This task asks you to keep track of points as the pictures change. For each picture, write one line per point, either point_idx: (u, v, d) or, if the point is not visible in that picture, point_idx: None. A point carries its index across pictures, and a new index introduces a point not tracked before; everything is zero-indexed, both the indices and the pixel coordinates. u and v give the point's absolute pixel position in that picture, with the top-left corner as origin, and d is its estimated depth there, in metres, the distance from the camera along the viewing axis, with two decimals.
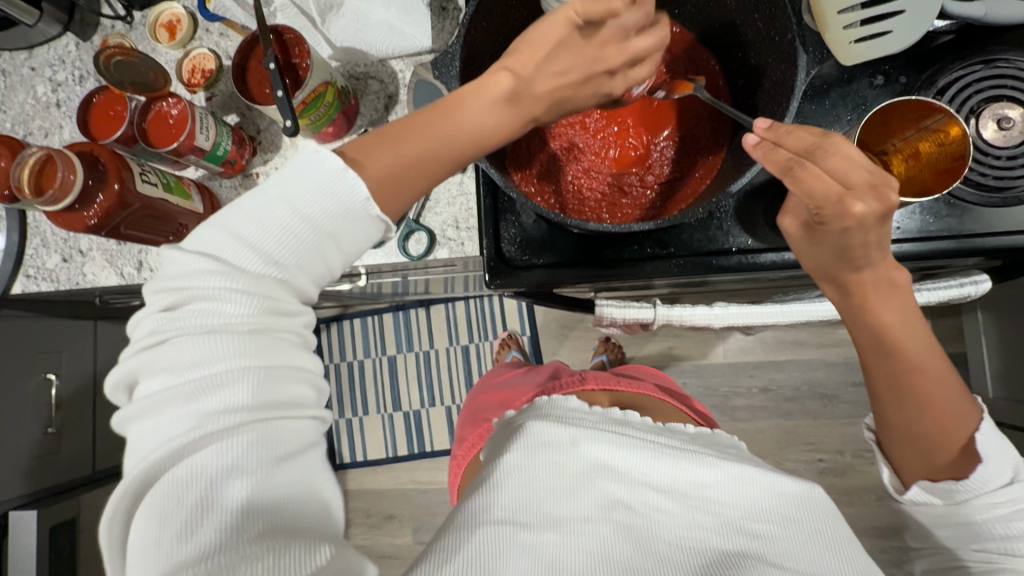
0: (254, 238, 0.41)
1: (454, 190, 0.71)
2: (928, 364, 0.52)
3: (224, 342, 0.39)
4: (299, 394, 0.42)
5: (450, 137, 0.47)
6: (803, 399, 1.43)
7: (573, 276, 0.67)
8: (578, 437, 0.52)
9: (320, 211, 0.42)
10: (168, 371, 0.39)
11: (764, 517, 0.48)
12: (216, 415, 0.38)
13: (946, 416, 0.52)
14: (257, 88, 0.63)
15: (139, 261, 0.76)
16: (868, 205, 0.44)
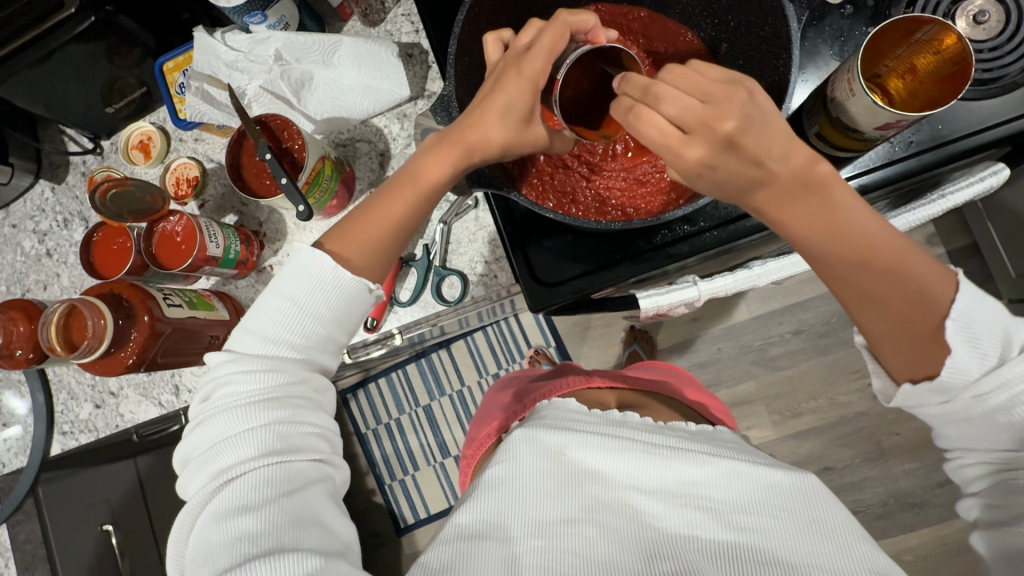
0: (260, 326, 0.49)
1: (471, 228, 0.70)
2: (877, 245, 0.47)
3: (235, 411, 0.46)
4: (303, 441, 0.48)
5: (404, 199, 0.54)
6: (836, 332, 1.45)
7: (559, 298, 0.67)
8: (565, 444, 0.51)
9: (307, 299, 0.49)
10: (200, 437, 0.47)
11: (754, 509, 0.46)
12: (235, 466, 0.46)
13: (908, 296, 0.46)
14: (257, 179, 0.62)
15: (175, 386, 0.74)
16: (733, 123, 0.45)
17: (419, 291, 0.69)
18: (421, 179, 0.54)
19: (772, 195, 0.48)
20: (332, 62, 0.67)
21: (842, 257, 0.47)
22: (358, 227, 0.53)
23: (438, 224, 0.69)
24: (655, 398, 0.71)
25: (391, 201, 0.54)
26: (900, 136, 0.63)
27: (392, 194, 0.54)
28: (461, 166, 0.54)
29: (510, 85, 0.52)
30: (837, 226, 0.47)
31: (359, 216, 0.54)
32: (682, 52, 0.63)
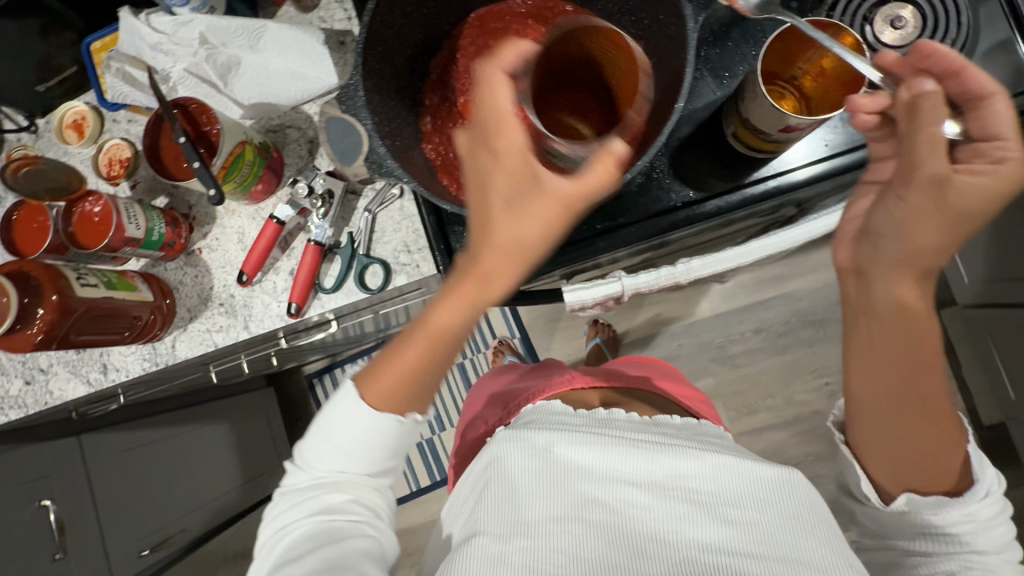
0: (311, 444, 0.59)
1: (396, 217, 0.70)
2: (931, 395, 0.52)
3: (303, 482, 0.60)
4: (344, 507, 0.57)
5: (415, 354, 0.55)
6: (795, 330, 1.48)
7: (530, 271, 0.67)
8: (552, 442, 0.58)
9: (337, 432, 0.57)
10: (272, 526, 0.59)
11: (741, 502, 0.54)
12: (296, 526, 0.57)
13: (931, 419, 0.52)
14: (176, 165, 0.62)
15: (103, 364, 0.74)
16: (979, 200, 0.46)
17: (342, 279, 0.69)
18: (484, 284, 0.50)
19: (858, 302, 0.52)
20: (259, 47, 0.67)
21: (898, 375, 0.52)
22: (396, 380, 0.56)
23: (363, 213, 0.69)
24: (634, 390, 0.75)
25: (425, 347, 0.55)
26: (809, 141, 0.65)
27: (409, 343, 0.55)
28: (477, 302, 0.50)
29: (500, 168, 0.47)
30: (920, 343, 0.51)
31: (394, 363, 0.56)
32: (604, 48, 0.64)
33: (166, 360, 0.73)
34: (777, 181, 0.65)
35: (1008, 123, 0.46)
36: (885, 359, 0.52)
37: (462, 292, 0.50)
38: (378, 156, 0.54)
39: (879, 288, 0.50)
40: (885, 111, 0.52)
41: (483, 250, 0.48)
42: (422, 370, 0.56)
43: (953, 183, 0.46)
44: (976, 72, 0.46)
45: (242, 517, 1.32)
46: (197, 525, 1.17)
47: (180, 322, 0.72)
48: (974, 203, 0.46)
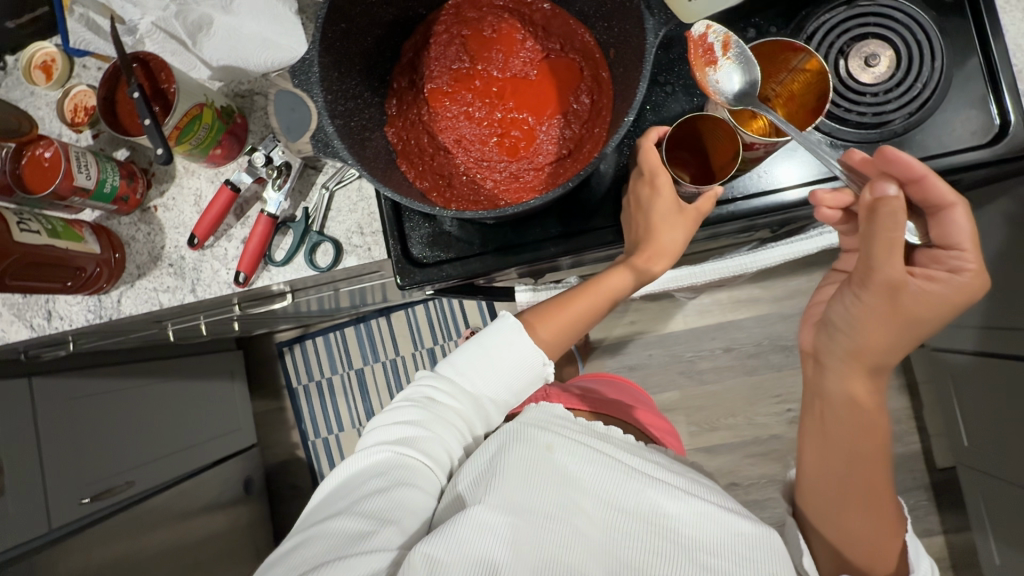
0: (460, 363, 0.63)
1: (353, 197, 0.69)
2: (877, 484, 0.59)
3: (396, 412, 0.63)
4: (422, 444, 0.60)
5: (563, 334, 0.65)
6: (766, 353, 1.50)
7: (478, 268, 0.67)
8: (554, 445, 0.61)
9: (473, 366, 0.63)
10: (376, 426, 0.63)
11: (719, 551, 0.56)
12: (374, 448, 0.60)
13: (872, 507, 0.59)
14: (129, 118, 0.62)
15: (47, 311, 0.74)
16: (934, 311, 0.52)
17: (292, 254, 0.69)
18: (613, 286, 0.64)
19: (820, 371, 0.60)
20: (231, 9, 0.65)
21: (846, 462, 0.59)
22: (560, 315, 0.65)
23: (320, 190, 0.69)
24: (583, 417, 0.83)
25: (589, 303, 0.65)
26: (770, 169, 0.64)
27: (585, 292, 0.65)
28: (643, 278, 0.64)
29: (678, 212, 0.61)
30: (870, 433, 0.59)
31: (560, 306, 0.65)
32: (577, 51, 0.63)
33: (111, 314, 0.73)
34: (770, 200, 0.63)
35: (968, 237, 0.51)
36: (835, 437, 0.59)
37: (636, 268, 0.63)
38: (324, 134, 0.53)
39: (834, 359, 0.58)
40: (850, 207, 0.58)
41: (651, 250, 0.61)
42: (578, 324, 0.65)
43: (907, 288, 0.51)
44: (934, 183, 0.50)
45: (193, 476, 1.33)
46: (144, 480, 1.18)
47: (128, 278, 0.72)
48: (930, 309, 0.52)
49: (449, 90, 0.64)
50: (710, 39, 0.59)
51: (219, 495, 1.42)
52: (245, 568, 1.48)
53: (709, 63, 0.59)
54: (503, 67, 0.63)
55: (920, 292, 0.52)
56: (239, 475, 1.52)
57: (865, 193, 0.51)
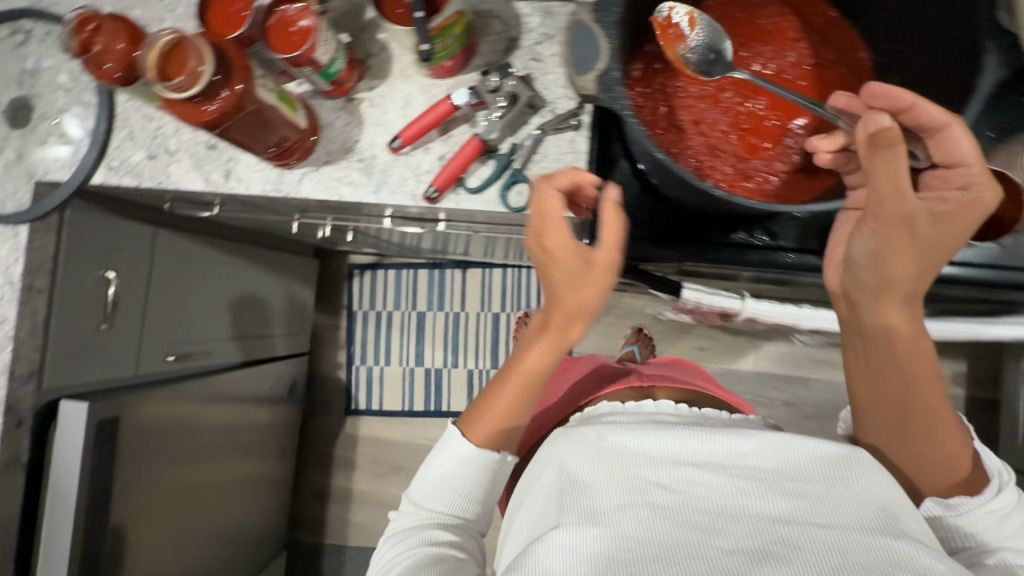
0: (437, 459, 0.66)
1: (563, 146, 0.68)
2: (935, 412, 0.58)
3: (404, 519, 0.66)
4: (431, 534, 0.62)
5: (520, 392, 0.63)
6: (824, 420, 1.54)
7: (669, 254, 0.67)
8: (604, 433, 0.58)
9: (443, 456, 0.66)
10: (394, 560, 0.61)
11: (804, 477, 0.53)
12: (393, 558, 0.61)
13: (932, 433, 0.58)
14: (391, 7, 0.60)
15: (226, 170, 0.74)
16: (944, 230, 0.53)
17: (488, 185, 0.68)
18: (526, 368, 0.63)
19: (857, 337, 0.60)
20: None
21: (895, 392, 0.58)
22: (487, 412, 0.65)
23: (534, 130, 0.67)
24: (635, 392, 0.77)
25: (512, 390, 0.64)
26: None
27: (502, 384, 0.65)
28: (559, 349, 0.61)
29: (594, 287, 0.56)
30: (900, 362, 0.57)
31: (502, 387, 0.65)
32: (846, 69, 0.61)
33: (287, 191, 0.73)
34: None
35: (974, 153, 0.52)
36: (873, 377, 0.59)
37: (540, 345, 0.62)
38: (610, 78, 0.50)
39: (867, 311, 0.57)
40: (848, 147, 0.56)
41: (571, 320, 0.59)
42: (517, 412, 0.65)
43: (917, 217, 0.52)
44: (925, 108, 0.52)
45: (255, 366, 1.36)
46: (217, 356, 1.20)
47: (315, 161, 0.72)
48: (942, 230, 0.53)
49: None
50: (676, 20, 0.56)
51: (270, 390, 1.44)
52: (271, 465, 1.51)
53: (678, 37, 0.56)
54: (767, 62, 0.61)
55: (925, 212, 0.52)
56: (288, 377, 1.55)
57: (861, 129, 0.52)
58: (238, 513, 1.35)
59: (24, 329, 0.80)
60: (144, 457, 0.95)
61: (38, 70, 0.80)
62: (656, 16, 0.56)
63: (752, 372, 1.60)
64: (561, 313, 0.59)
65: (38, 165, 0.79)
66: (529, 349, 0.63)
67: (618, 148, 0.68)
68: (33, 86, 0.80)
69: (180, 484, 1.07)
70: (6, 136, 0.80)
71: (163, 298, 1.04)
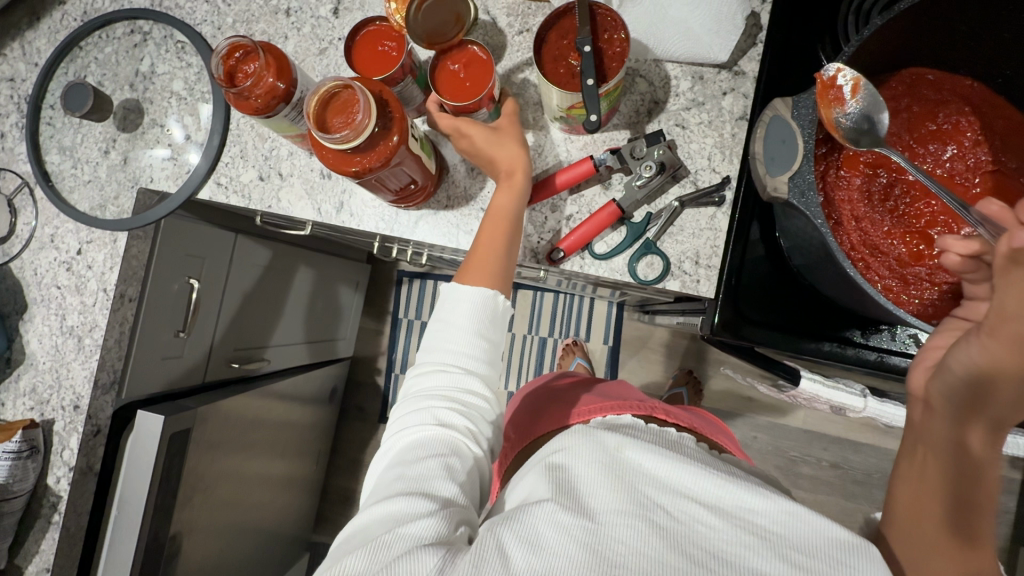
0: (450, 322, 0.60)
1: (703, 222, 0.64)
2: (980, 538, 0.50)
3: (410, 396, 0.59)
4: (445, 415, 0.55)
5: (500, 232, 0.61)
6: (871, 486, 1.52)
7: (805, 349, 0.62)
8: (623, 445, 0.55)
9: (454, 316, 0.60)
10: (398, 432, 0.56)
11: (814, 554, 0.47)
12: (400, 436, 0.56)
13: (972, 559, 0.49)
14: (553, 63, 0.57)
15: (340, 203, 0.72)
16: None
17: (618, 253, 0.65)
18: (498, 210, 0.62)
19: (925, 439, 0.53)
20: None
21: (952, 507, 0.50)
22: (484, 255, 0.61)
23: (673, 201, 0.64)
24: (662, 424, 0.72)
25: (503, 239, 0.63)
26: None
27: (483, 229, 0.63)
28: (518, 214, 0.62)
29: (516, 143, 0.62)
30: (963, 482, 0.51)
31: (481, 247, 0.62)
32: None
33: (402, 232, 0.70)
34: None
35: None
36: (929, 480, 0.52)
37: (506, 187, 0.62)
38: (804, 180, 0.47)
39: (948, 403, 0.51)
40: (981, 257, 0.49)
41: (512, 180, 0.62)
42: (503, 256, 0.62)
43: None
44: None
45: (305, 371, 1.34)
46: (275, 362, 1.18)
47: (434, 205, 0.70)
48: None
49: (870, 162, 0.58)
50: (840, 82, 0.50)
51: (315, 394, 1.43)
52: (307, 469, 1.49)
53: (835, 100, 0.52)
54: (939, 164, 0.58)
55: None
56: (332, 381, 1.53)
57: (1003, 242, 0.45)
58: (275, 518, 1.33)
59: (112, 339, 0.80)
60: (208, 463, 0.94)
61: (151, 74, 0.77)
62: (821, 73, 0.51)
63: (799, 428, 1.56)
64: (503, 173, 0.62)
65: (143, 171, 0.77)
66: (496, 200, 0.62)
67: (756, 226, 0.65)
68: (145, 89, 0.77)
69: (232, 494, 1.04)
70: (113, 138, 0.78)
71: (236, 306, 1.01)
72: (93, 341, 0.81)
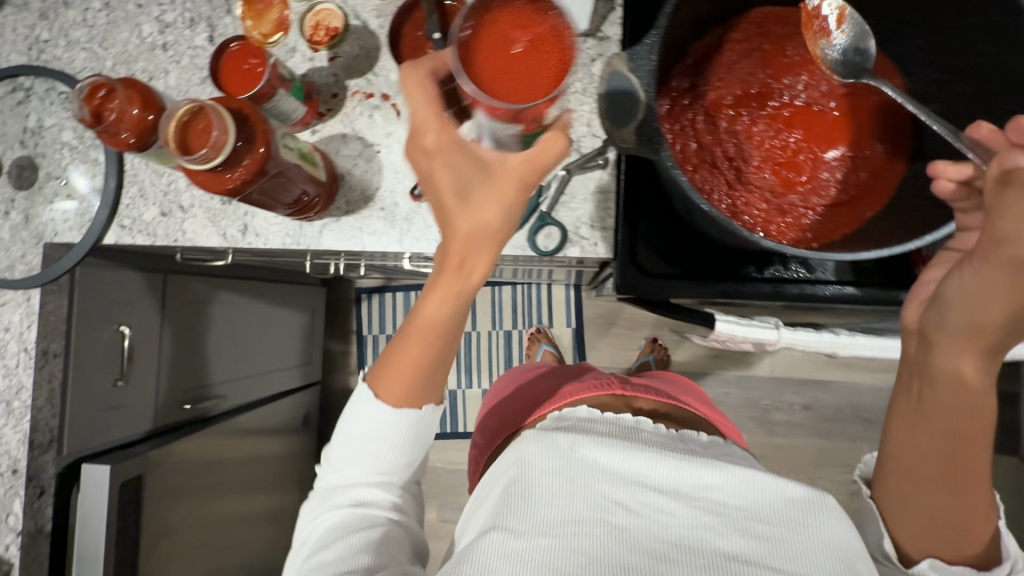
0: (358, 419, 0.57)
1: (590, 186, 0.67)
2: (975, 473, 0.51)
3: (330, 482, 0.59)
4: (364, 497, 0.57)
5: (430, 349, 0.54)
6: (844, 421, 1.55)
7: (706, 291, 0.64)
8: (576, 443, 0.58)
9: (376, 413, 0.56)
10: (318, 520, 0.57)
11: (772, 522, 0.53)
12: (320, 518, 0.58)
13: (966, 495, 0.51)
14: (414, 56, 0.58)
15: (243, 224, 0.72)
16: None
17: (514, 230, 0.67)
18: (429, 317, 0.52)
19: (922, 374, 0.52)
20: None
21: (946, 446, 0.51)
22: (406, 364, 0.55)
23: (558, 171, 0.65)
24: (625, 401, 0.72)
25: (430, 346, 0.54)
26: None
27: (410, 335, 0.54)
28: (460, 303, 0.51)
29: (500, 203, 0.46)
30: (964, 416, 0.50)
31: (411, 337, 0.54)
32: (885, 98, 0.59)
33: (308, 243, 0.71)
34: None
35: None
36: (926, 417, 0.52)
37: (441, 293, 0.50)
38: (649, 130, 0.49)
39: (947, 344, 0.49)
40: (972, 182, 0.48)
41: (456, 274, 0.49)
42: (433, 362, 0.55)
43: None
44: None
45: (270, 403, 1.33)
46: (233, 398, 1.17)
47: (335, 211, 0.70)
48: None
49: (731, 103, 0.61)
50: (824, 11, 0.55)
51: (285, 424, 1.42)
52: (290, 499, 1.48)
53: (823, 34, 0.55)
54: (798, 94, 0.60)
55: None
56: (302, 409, 1.53)
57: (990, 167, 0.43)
58: (261, 553, 1.32)
59: (41, 397, 0.79)
60: (170, 507, 0.94)
61: (40, 128, 0.77)
62: (806, 6, 0.55)
63: (768, 377, 1.59)
64: (450, 267, 0.49)
65: (46, 226, 0.76)
66: (428, 308, 0.52)
67: (644, 182, 0.66)
68: (36, 145, 0.77)
69: (201, 535, 1.03)
70: (11, 198, 0.77)
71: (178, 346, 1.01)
72: (22, 403, 0.80)
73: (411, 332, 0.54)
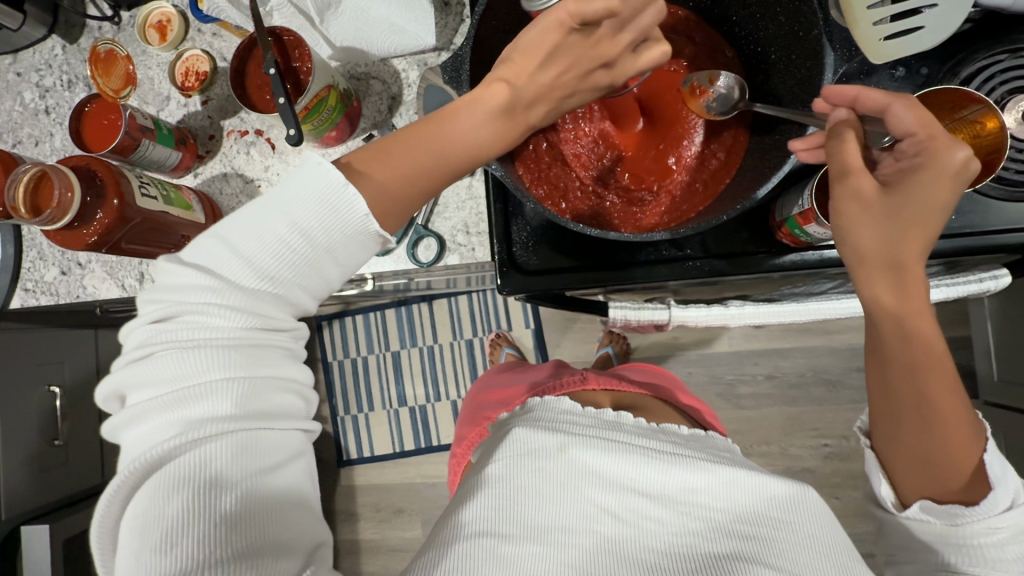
0: (251, 253, 0.44)
1: (462, 195, 0.70)
2: (947, 402, 0.51)
3: (205, 355, 0.42)
4: (278, 404, 0.45)
5: (441, 162, 0.51)
6: (807, 385, 1.56)
7: (584, 280, 0.66)
8: (566, 444, 0.56)
9: (311, 234, 0.44)
10: (199, 411, 0.42)
11: (754, 520, 0.52)
12: (199, 421, 0.41)
13: (945, 427, 0.50)
14: (258, 93, 0.61)
15: (140, 273, 0.74)
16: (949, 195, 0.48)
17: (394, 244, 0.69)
18: (463, 140, 0.50)
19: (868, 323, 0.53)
20: None
21: (908, 383, 0.51)
22: (388, 157, 0.49)
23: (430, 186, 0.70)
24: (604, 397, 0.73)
25: (428, 157, 0.50)
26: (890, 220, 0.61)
27: (416, 136, 0.50)
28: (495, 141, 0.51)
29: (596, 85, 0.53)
30: (904, 345, 0.51)
31: (406, 137, 0.50)
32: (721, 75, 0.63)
33: None
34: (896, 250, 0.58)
35: (918, 122, 0.48)
36: (883, 360, 0.53)
37: (489, 119, 0.50)
38: None
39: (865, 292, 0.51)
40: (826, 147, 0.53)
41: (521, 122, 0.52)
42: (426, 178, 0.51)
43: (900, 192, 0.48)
44: (869, 96, 0.49)
45: None
46: None
47: None
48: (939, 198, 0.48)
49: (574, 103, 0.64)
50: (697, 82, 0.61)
51: None
52: None
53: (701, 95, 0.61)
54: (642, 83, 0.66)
55: (922, 187, 0.48)
56: None
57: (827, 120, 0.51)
58: None
59: None
60: None
61: None
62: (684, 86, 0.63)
63: (729, 351, 1.60)
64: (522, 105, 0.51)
65: None
66: (462, 117, 0.50)
67: None
68: None
69: None
70: None
71: None
72: None
73: (412, 134, 0.50)
